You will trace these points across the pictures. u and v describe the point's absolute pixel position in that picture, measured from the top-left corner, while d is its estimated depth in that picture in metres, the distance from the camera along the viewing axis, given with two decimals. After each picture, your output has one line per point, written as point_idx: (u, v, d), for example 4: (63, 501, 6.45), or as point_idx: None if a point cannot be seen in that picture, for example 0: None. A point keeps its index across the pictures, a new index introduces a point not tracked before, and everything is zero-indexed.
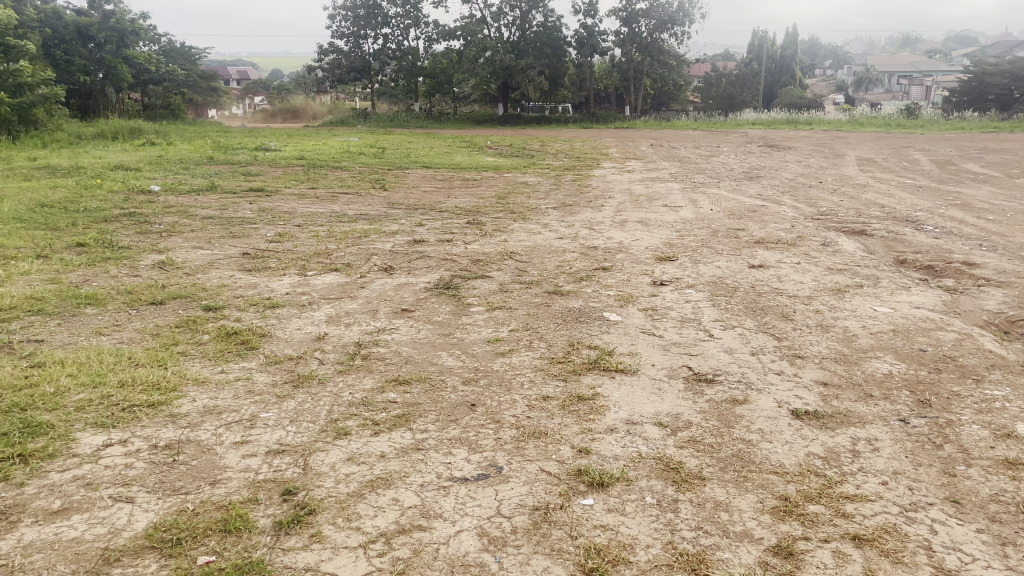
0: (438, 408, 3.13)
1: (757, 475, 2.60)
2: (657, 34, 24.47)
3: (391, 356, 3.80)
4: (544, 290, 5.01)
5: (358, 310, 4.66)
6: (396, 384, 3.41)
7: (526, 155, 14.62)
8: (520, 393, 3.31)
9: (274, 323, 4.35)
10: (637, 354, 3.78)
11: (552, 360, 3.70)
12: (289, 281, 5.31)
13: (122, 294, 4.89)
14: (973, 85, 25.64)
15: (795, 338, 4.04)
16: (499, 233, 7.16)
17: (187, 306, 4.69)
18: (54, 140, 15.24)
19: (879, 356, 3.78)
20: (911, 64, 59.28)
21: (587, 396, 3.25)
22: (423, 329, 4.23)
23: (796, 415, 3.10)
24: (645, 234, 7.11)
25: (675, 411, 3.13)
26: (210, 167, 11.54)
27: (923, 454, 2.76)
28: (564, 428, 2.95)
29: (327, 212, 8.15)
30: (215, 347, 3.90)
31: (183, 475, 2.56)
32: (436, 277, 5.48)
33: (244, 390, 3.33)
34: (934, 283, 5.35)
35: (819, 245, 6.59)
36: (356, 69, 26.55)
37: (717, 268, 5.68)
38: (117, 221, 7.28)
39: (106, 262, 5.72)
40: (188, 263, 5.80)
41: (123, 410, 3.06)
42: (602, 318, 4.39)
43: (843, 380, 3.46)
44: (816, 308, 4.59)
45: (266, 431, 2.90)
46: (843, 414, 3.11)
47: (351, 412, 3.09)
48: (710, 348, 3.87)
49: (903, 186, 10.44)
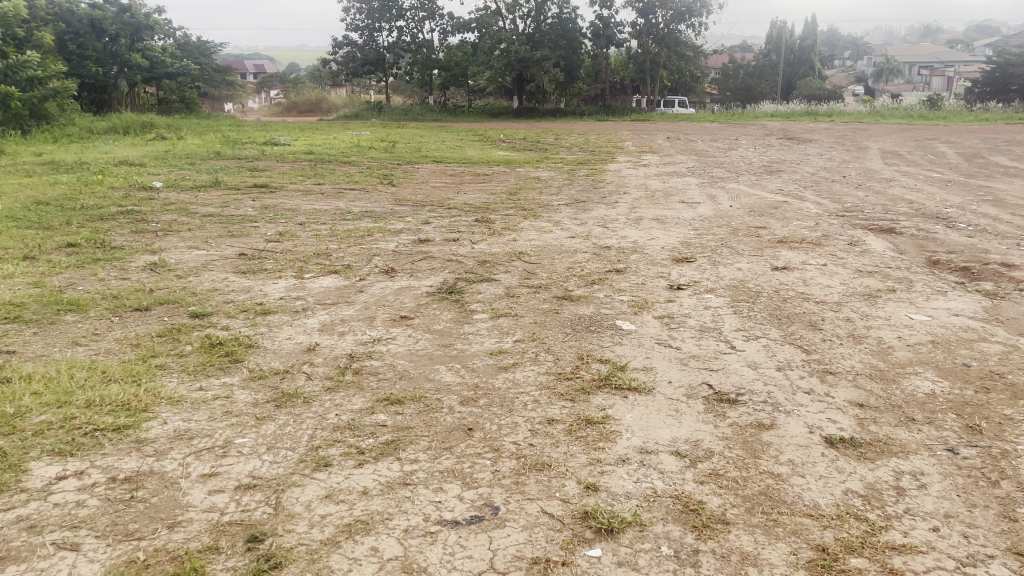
0: (432, 433, 2.83)
1: (790, 519, 2.28)
2: (674, 25, 23.98)
3: (384, 371, 3.49)
4: (553, 296, 4.69)
5: (354, 317, 4.36)
6: (387, 403, 3.11)
7: (539, 148, 14.33)
8: (522, 415, 3.00)
9: (263, 332, 4.06)
10: (652, 370, 3.45)
11: (560, 376, 3.39)
12: (285, 284, 5.03)
13: (106, 299, 4.62)
14: (997, 75, 25.14)
15: (824, 351, 3.71)
16: (508, 231, 6.83)
17: (173, 312, 4.42)
18: (65, 134, 15.09)
19: (918, 372, 3.44)
20: (933, 55, 58.31)
21: (596, 420, 2.94)
22: (421, 339, 3.93)
23: (830, 443, 2.77)
24: (661, 232, 6.78)
25: (695, 437, 2.82)
26: (215, 162, 11.29)
27: (977, 494, 2.44)
28: (569, 458, 2.64)
29: (331, 209, 7.86)
30: (198, 360, 3.62)
31: (139, 516, 2.28)
32: (439, 280, 5.17)
33: (222, 411, 3.04)
34: (972, 288, 4.98)
35: (846, 244, 6.24)
36: (370, 62, 26.04)
37: (737, 270, 5.33)
38: (114, 219, 7.05)
39: (96, 263, 5.47)
40: (181, 264, 5.53)
41: (84, 435, 2.78)
42: (614, 327, 4.07)
43: (880, 402, 3.12)
44: (846, 316, 4.25)
45: (239, 462, 2.62)
46: (884, 443, 2.78)
47: (334, 438, 2.79)
48: (732, 362, 3.55)
49: (930, 180, 10.03)
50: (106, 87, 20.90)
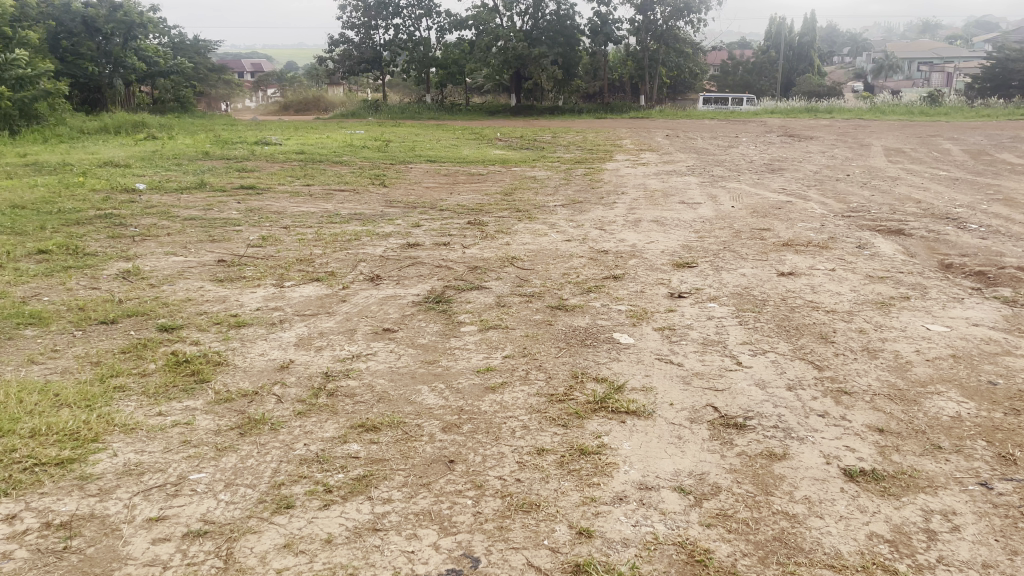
0: (409, 467, 2.56)
1: (809, 572, 2.02)
2: (672, 22, 23.71)
3: (361, 392, 3.22)
4: (546, 305, 4.41)
5: (334, 330, 4.09)
6: (361, 431, 2.84)
7: (535, 147, 14.15)
8: (509, 444, 2.72)
9: (235, 348, 3.79)
10: (652, 391, 3.18)
11: (551, 398, 3.10)
12: (263, 294, 4.75)
13: (71, 310, 4.35)
14: (997, 71, 24.97)
15: (837, 366, 3.44)
16: (501, 235, 6.54)
17: (141, 325, 4.14)
18: (55, 134, 14.79)
19: (940, 392, 3.16)
20: (931, 53, 58.12)
21: (590, 449, 2.66)
22: (403, 355, 3.66)
23: (849, 476, 2.50)
24: (661, 235, 6.52)
25: (699, 470, 2.55)
26: (203, 163, 11.00)
27: (1018, 538, 2.18)
28: (560, 496, 2.37)
29: (319, 211, 7.60)
30: (160, 380, 3.34)
31: (70, 572, 2.01)
32: (426, 288, 4.89)
33: (180, 441, 2.77)
34: (989, 294, 4.72)
35: (854, 248, 5.96)
36: (366, 61, 25.74)
37: (742, 276, 5.06)
38: (91, 223, 6.78)
39: (65, 272, 5.19)
40: (155, 272, 5.25)
41: (23, 471, 2.51)
42: (611, 341, 3.79)
43: (902, 427, 2.85)
44: (858, 327, 3.97)
45: (191, 502, 2.35)
46: (908, 476, 2.51)
47: (300, 474, 2.51)
48: (738, 381, 3.28)
49: (937, 178, 9.75)
50: (99, 87, 20.60)
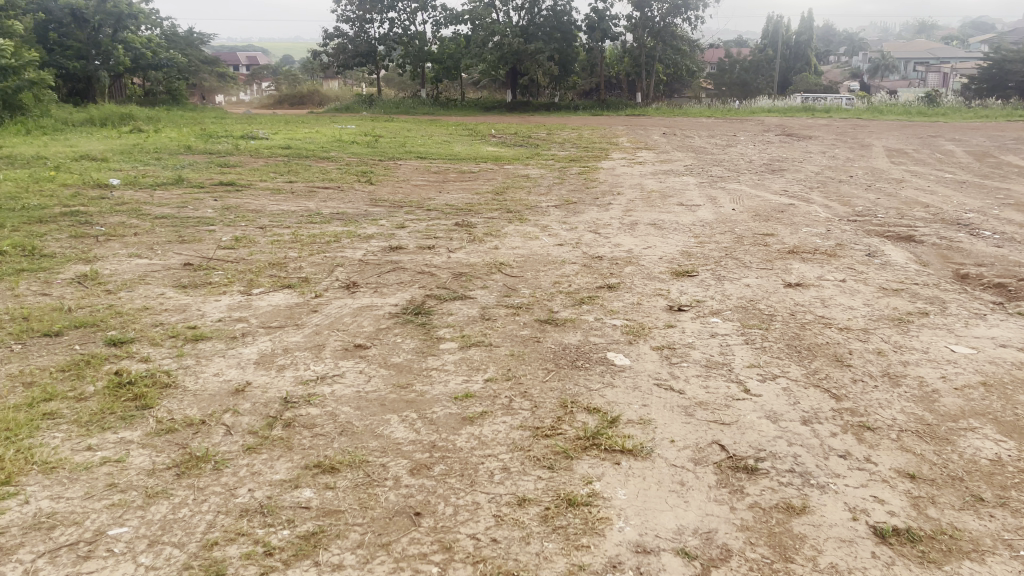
0: (367, 521, 2.20)
1: None
2: (670, 19, 23.37)
3: (322, 423, 2.84)
4: (534, 319, 4.05)
5: (301, 345, 3.70)
6: (317, 472, 2.47)
7: (530, 143, 13.80)
8: (486, 492, 2.36)
9: (188, 367, 3.40)
10: (650, 424, 2.82)
11: (537, 433, 2.74)
12: (228, 303, 4.37)
13: (13, 320, 3.96)
14: (994, 71, 24.68)
15: (857, 396, 3.07)
16: (490, 237, 6.18)
17: (87, 338, 3.75)
18: (39, 126, 14.33)
19: (975, 428, 2.80)
20: (928, 52, 57.96)
21: (580, 500, 2.30)
22: (374, 377, 3.28)
23: (880, 537, 2.15)
24: (658, 239, 6.16)
25: (705, 526, 2.19)
26: (185, 157, 10.59)
27: None
28: (542, 563, 2.01)
29: (299, 211, 7.21)
30: (96, 406, 2.96)
31: None
32: (405, 297, 4.52)
33: (104, 484, 2.39)
34: (1012, 309, 4.36)
35: (864, 255, 5.60)
36: (361, 54, 25.23)
37: (746, 286, 4.71)
38: (56, 220, 6.40)
39: (16, 275, 4.80)
40: (115, 277, 4.86)
41: None
42: (605, 362, 3.43)
43: (937, 473, 2.49)
44: (877, 349, 3.61)
45: (103, 568, 1.99)
46: (950, 537, 2.15)
47: (238, 530, 2.15)
48: (747, 412, 2.92)
49: (943, 180, 9.43)
50: (87, 79, 20.06)
